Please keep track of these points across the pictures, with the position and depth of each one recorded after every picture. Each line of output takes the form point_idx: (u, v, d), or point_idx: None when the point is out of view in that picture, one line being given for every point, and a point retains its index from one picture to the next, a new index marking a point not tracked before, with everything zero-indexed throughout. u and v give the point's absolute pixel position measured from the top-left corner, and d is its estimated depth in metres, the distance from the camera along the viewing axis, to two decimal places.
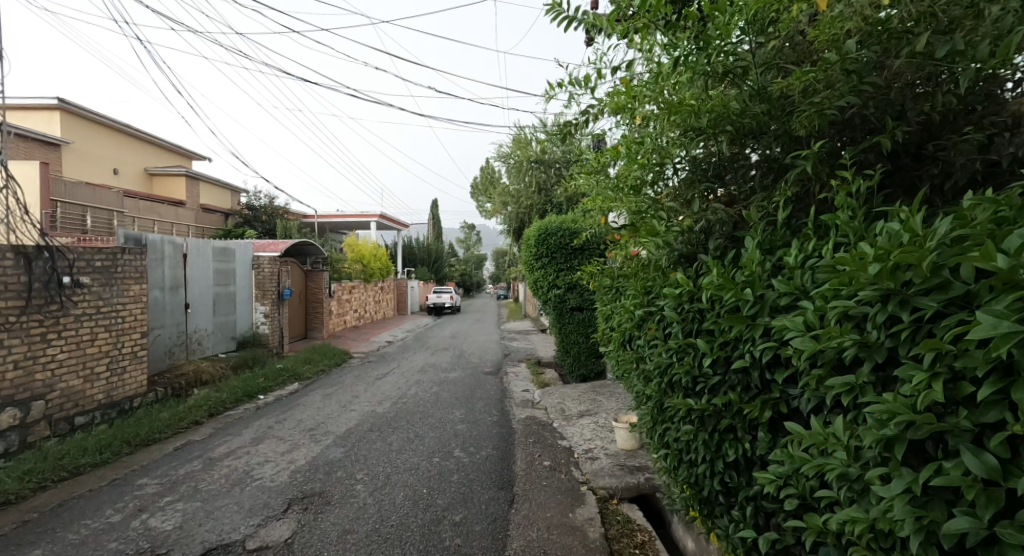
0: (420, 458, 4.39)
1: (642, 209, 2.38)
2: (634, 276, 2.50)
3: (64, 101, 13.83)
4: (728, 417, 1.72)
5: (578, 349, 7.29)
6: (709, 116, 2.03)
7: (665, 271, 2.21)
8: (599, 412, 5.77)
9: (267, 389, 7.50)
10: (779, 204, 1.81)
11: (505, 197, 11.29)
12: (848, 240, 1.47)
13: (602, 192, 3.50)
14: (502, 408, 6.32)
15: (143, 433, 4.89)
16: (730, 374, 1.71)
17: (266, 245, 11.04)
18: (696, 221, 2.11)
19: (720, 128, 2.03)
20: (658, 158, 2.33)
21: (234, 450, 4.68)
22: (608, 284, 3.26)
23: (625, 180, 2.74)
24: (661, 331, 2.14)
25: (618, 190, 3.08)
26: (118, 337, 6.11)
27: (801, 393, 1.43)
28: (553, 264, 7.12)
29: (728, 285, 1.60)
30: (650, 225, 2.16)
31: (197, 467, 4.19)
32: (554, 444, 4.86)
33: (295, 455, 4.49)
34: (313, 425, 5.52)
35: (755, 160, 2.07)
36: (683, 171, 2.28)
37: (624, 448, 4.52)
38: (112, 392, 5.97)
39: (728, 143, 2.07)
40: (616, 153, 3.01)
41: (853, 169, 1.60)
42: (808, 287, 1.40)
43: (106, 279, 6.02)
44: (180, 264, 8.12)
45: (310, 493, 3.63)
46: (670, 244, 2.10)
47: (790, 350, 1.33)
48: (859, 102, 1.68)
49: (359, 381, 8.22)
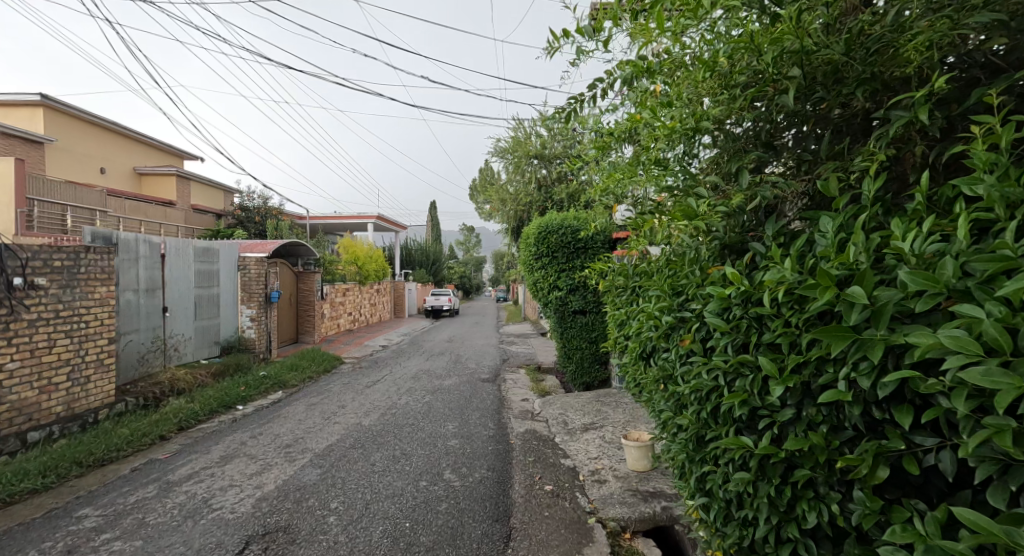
0: (404, 482, 3.90)
1: (675, 187, 1.85)
2: (660, 274, 2.00)
3: (47, 97, 13.37)
4: (804, 467, 1.22)
5: (581, 355, 6.79)
6: (775, 50, 1.48)
7: (703, 267, 1.68)
8: (606, 426, 5.26)
9: (247, 398, 6.97)
10: (871, 172, 1.31)
11: (503, 195, 10.76)
12: (999, 215, 1.00)
13: (614, 173, 2.97)
14: (499, 420, 5.80)
15: (96, 452, 4.38)
16: (809, 407, 1.22)
17: (254, 244, 10.48)
18: (748, 199, 1.59)
19: (785, 72, 1.51)
20: (691, 121, 1.82)
21: (197, 471, 4.19)
22: (622, 285, 2.73)
23: (643, 160, 2.25)
24: (700, 345, 1.64)
25: (633, 172, 2.61)
26: (81, 343, 5.61)
27: (942, 445, 0.94)
28: (555, 264, 6.61)
29: (816, 281, 1.10)
30: (689, 203, 1.61)
31: (152, 494, 3.71)
32: (557, 464, 4.35)
33: (264, 478, 3.99)
34: (290, 441, 5.01)
35: (826, 120, 1.57)
36: (722, 140, 1.79)
37: (635, 469, 4.03)
38: (72, 404, 5.47)
39: (794, 94, 1.55)
40: (629, 129, 2.50)
41: (996, 114, 1.11)
42: (960, 284, 0.90)
43: (66, 280, 5.54)
44: (158, 266, 7.64)
45: (273, 529, 3.14)
46: (717, 230, 1.55)
47: (945, 384, 0.86)
48: (994, 22, 1.18)
49: (348, 389, 7.70)
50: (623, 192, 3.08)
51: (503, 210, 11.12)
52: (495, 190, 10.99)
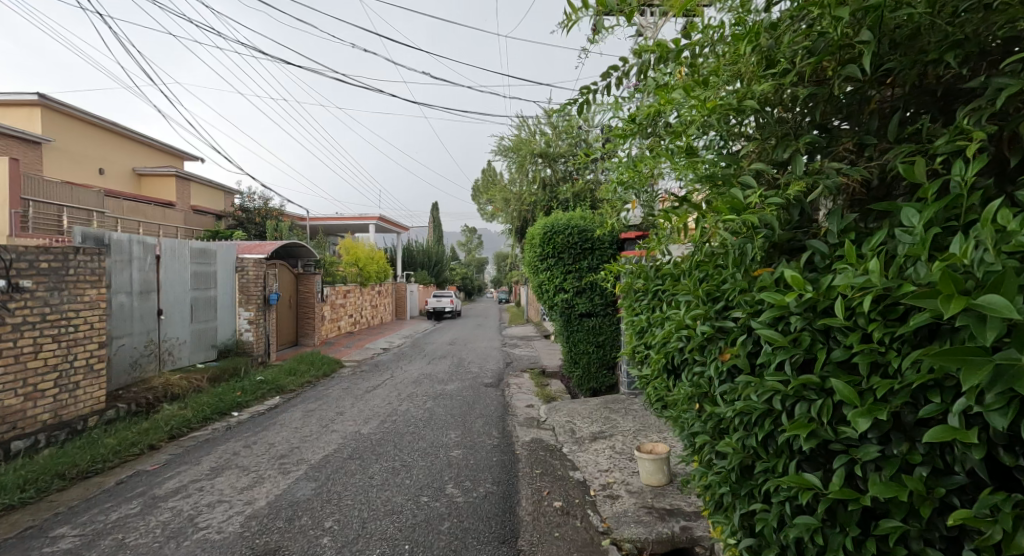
0: (404, 498, 3.66)
1: (712, 177, 1.60)
2: (694, 277, 1.77)
3: (44, 96, 13.19)
4: (892, 518, 0.99)
5: (588, 359, 6.55)
6: (846, 9, 1.23)
7: (748, 269, 1.44)
8: (615, 435, 5.00)
9: (243, 404, 6.74)
10: (967, 153, 1.08)
11: (507, 195, 10.48)
12: None
13: (629, 168, 2.71)
14: (504, 428, 5.56)
15: (80, 463, 4.16)
16: (900, 444, 0.98)
17: (252, 245, 10.27)
18: (806, 190, 1.34)
19: (855, 36, 1.27)
20: (732, 100, 1.56)
21: (186, 485, 3.96)
22: (642, 290, 2.49)
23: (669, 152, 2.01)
24: (747, 361, 1.40)
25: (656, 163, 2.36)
26: (69, 348, 5.39)
27: None
28: (561, 265, 6.36)
29: (933, 287, 0.88)
30: (736, 193, 1.37)
31: (135, 510, 3.48)
32: (566, 477, 4.10)
33: (255, 493, 3.76)
34: (285, 451, 4.79)
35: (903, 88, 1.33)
36: (769, 121, 1.54)
37: (649, 484, 3.79)
38: (60, 411, 5.25)
39: (865, 63, 1.30)
40: (645, 121, 2.26)
41: None
42: None
43: (54, 282, 5.33)
44: (152, 267, 7.43)
45: (262, 552, 2.90)
46: (773, 227, 1.30)
47: None
48: None
49: (347, 395, 7.45)
50: (644, 185, 2.80)
51: (507, 211, 10.85)
52: (498, 190, 10.72)
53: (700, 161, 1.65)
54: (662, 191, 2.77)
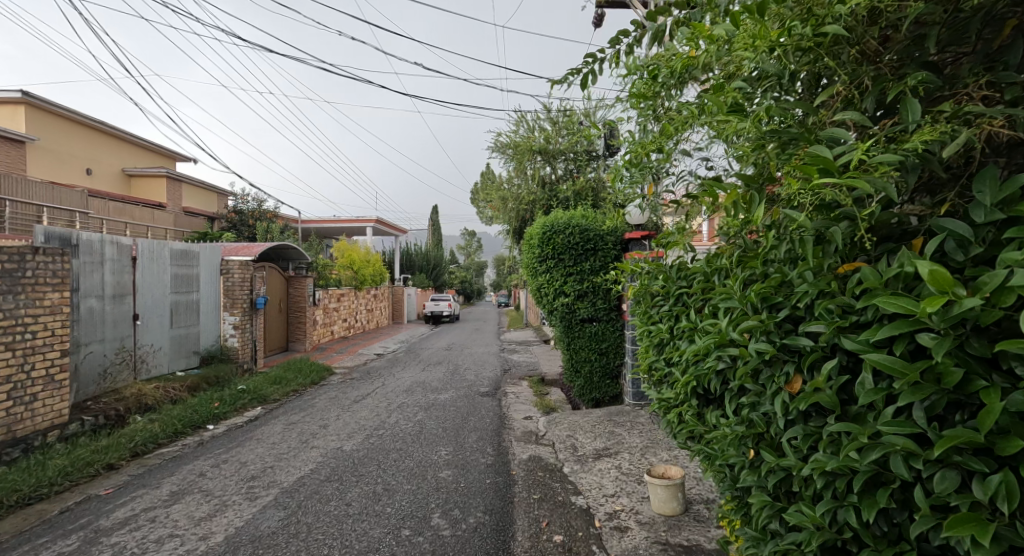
0: (383, 531, 3.21)
1: (775, 138, 1.16)
2: (742, 278, 1.33)
3: (28, 93, 12.71)
4: None
5: (590, 368, 6.11)
6: None
7: (833, 265, 1.01)
8: (621, 453, 4.54)
9: (221, 416, 6.28)
10: None
11: (504, 195, 9.99)
12: None
13: (636, 147, 2.21)
14: (499, 443, 5.11)
15: (22, 489, 3.70)
16: None
17: (240, 247, 9.83)
18: (938, 141, 0.88)
19: None
20: (804, 27, 1.12)
21: (139, 514, 3.51)
22: (661, 292, 2.03)
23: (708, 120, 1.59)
24: (837, 398, 0.95)
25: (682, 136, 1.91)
26: (25, 357, 4.93)
27: None
28: (561, 267, 5.91)
29: None
30: (827, 148, 0.91)
31: (72, 548, 3.03)
32: (567, 504, 3.65)
33: (213, 525, 3.30)
34: (257, 471, 4.33)
35: None
36: (854, 56, 1.10)
37: (662, 513, 3.34)
38: (15, 427, 4.78)
39: None
40: (667, 84, 1.82)
41: None
42: None
43: (8, 286, 4.86)
44: (126, 269, 6.97)
45: None
46: (897, 197, 0.84)
47: None
48: None
49: (333, 405, 6.98)
50: (661, 164, 2.29)
51: (504, 211, 10.39)
52: (496, 189, 10.24)
53: (755, 118, 1.20)
54: (686, 171, 2.23)
